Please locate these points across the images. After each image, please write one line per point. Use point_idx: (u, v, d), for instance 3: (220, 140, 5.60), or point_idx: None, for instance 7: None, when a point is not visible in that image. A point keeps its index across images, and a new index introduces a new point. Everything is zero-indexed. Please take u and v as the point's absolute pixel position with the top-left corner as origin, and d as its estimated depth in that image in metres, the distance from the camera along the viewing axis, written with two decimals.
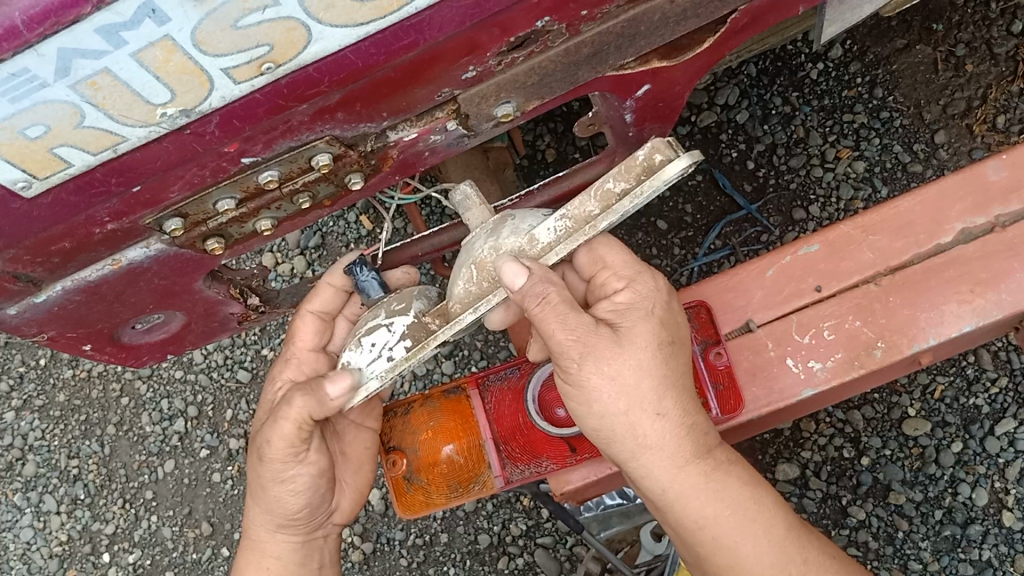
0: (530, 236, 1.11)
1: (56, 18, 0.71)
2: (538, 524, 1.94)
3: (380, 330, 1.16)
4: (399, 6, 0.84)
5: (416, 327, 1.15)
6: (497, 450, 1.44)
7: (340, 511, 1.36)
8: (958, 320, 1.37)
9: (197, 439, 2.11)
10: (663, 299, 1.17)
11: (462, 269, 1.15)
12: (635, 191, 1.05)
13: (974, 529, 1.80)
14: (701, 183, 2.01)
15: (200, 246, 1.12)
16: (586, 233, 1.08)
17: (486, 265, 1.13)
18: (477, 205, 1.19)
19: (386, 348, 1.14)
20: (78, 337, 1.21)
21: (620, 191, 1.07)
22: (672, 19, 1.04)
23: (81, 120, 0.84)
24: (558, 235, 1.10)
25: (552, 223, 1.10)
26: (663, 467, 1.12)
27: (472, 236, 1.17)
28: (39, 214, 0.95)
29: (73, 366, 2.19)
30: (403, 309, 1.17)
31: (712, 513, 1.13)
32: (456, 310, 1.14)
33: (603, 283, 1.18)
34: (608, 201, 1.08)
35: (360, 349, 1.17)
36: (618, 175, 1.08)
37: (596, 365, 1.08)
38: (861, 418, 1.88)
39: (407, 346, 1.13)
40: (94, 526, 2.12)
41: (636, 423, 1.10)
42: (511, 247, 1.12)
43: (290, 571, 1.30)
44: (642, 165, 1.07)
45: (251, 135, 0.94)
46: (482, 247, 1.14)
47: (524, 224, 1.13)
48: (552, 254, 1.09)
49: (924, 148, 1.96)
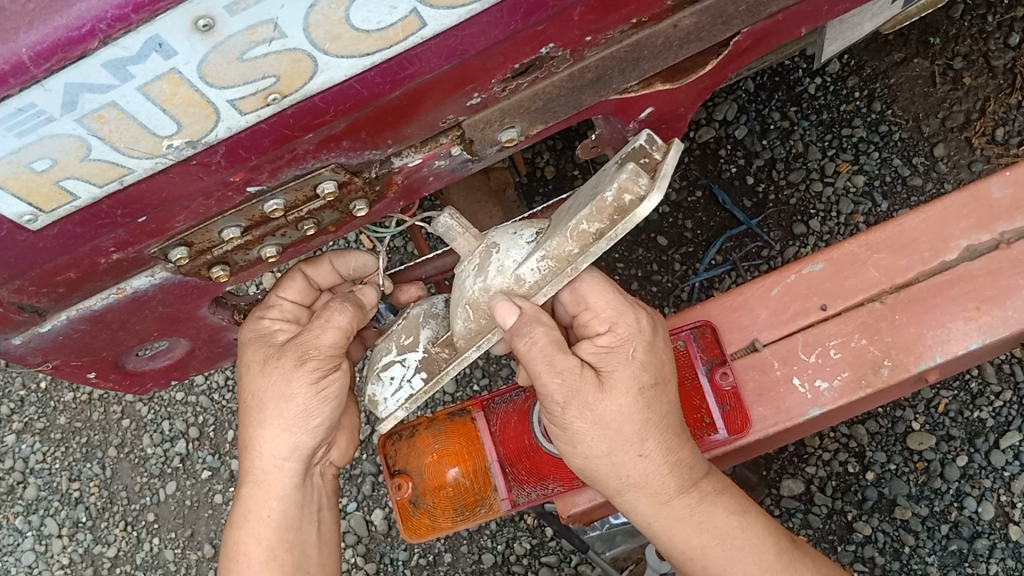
0: (515, 276, 1.11)
1: (62, 54, 0.71)
2: (543, 543, 1.93)
3: (396, 365, 1.22)
4: (405, 35, 0.84)
5: (427, 360, 1.22)
6: (502, 473, 1.44)
7: (337, 448, 1.39)
8: (965, 338, 1.36)
9: (199, 461, 2.10)
10: (646, 340, 1.15)
11: (459, 309, 1.16)
12: (609, 234, 1.05)
13: (980, 543, 1.80)
14: (701, 199, 2.01)
15: (205, 273, 1.11)
16: (571, 274, 1.09)
17: (479, 304, 1.14)
18: (461, 236, 1.19)
19: (405, 381, 1.21)
20: (82, 365, 1.21)
21: (595, 232, 1.06)
22: (676, 42, 1.04)
23: (88, 152, 0.84)
24: (542, 275, 1.10)
25: (534, 263, 1.10)
26: (645, 504, 1.16)
27: (460, 269, 1.18)
28: (45, 246, 0.95)
29: (74, 389, 2.19)
30: (412, 344, 1.23)
31: (698, 544, 1.16)
32: (462, 346, 1.18)
33: (586, 324, 1.17)
34: (585, 241, 1.07)
35: (381, 383, 1.23)
36: (589, 215, 1.05)
37: (581, 411, 1.10)
38: (865, 433, 1.88)
39: (424, 377, 1.21)
40: (95, 550, 2.11)
41: (619, 464, 1.13)
42: (500, 287, 1.13)
43: (292, 515, 1.27)
44: (612, 205, 1.04)
45: (257, 164, 0.94)
46: (473, 287, 1.14)
47: (509, 258, 1.13)
48: (540, 295, 1.11)
49: (923, 162, 1.97)
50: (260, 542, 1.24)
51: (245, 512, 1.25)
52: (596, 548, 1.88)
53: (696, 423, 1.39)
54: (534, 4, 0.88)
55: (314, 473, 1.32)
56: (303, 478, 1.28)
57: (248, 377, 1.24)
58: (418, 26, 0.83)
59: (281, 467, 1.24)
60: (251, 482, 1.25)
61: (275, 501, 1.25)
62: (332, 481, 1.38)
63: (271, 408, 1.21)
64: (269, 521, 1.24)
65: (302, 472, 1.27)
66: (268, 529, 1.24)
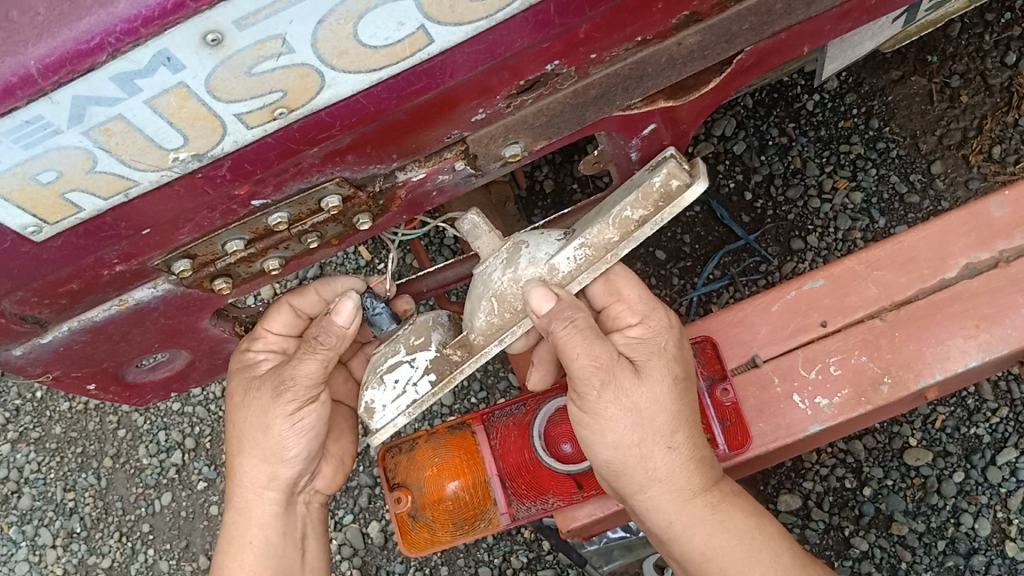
0: (549, 266, 1.13)
1: (71, 67, 0.71)
2: (540, 557, 1.93)
3: (402, 366, 1.18)
4: (412, 51, 0.84)
5: (439, 361, 1.17)
6: (502, 487, 1.44)
7: (322, 477, 1.39)
8: (964, 355, 1.37)
9: (195, 471, 2.10)
10: (675, 335, 1.21)
11: (482, 302, 1.15)
12: (654, 219, 1.09)
13: (977, 559, 1.80)
14: (699, 214, 2.02)
15: (208, 286, 1.11)
16: (609, 261, 1.11)
17: (507, 297, 1.14)
18: (486, 233, 1.20)
19: (410, 384, 1.16)
20: (83, 376, 1.21)
21: (639, 218, 1.10)
22: (679, 60, 1.05)
23: (94, 165, 0.84)
24: (578, 264, 1.13)
25: (571, 252, 1.12)
26: (669, 501, 1.16)
27: (486, 264, 1.18)
28: (48, 257, 0.95)
29: (70, 398, 2.18)
30: (424, 343, 1.19)
31: (718, 543, 1.16)
32: (479, 343, 1.16)
33: (615, 316, 1.21)
34: (627, 229, 1.10)
35: (384, 387, 1.17)
36: (634, 202, 1.10)
37: (615, 396, 1.11)
38: (862, 448, 1.88)
39: (434, 380, 1.16)
40: (90, 560, 2.10)
41: (649, 456, 1.13)
42: (531, 277, 1.13)
43: (274, 542, 1.28)
44: (659, 191, 1.10)
45: (262, 178, 0.95)
46: (502, 279, 1.14)
47: (541, 250, 1.14)
48: (575, 283, 1.13)
49: (921, 179, 1.98)
50: (244, 568, 1.26)
51: (228, 539, 1.28)
52: (594, 562, 1.87)
53: None
54: (542, 21, 0.88)
55: (297, 501, 1.34)
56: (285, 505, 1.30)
57: (232, 408, 1.28)
58: (425, 42, 0.84)
59: (261, 495, 1.27)
60: (234, 509, 1.29)
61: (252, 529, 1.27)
62: (318, 509, 1.40)
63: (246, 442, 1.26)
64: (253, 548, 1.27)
65: (284, 500, 1.30)
66: (250, 554, 1.27)
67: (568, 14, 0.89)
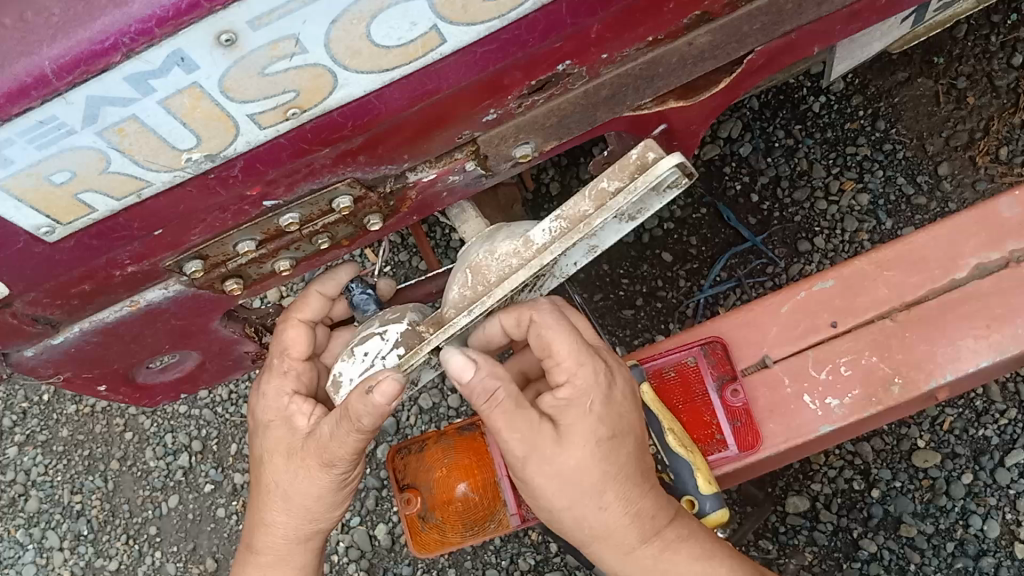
0: (525, 237, 1.08)
1: (85, 67, 0.72)
2: (547, 559, 1.92)
3: (373, 339, 1.14)
4: (424, 51, 0.85)
5: (410, 335, 1.13)
6: (511, 488, 1.41)
7: None
8: (974, 355, 1.37)
9: (201, 474, 2.10)
10: None
11: (457, 275, 1.12)
12: (627, 188, 1.03)
13: (986, 560, 1.80)
14: (706, 216, 2.02)
15: (218, 287, 1.11)
16: (581, 231, 1.04)
17: (481, 270, 1.10)
18: (472, 219, 1.22)
19: (379, 357, 1.13)
20: (93, 377, 1.21)
21: (614, 189, 1.04)
22: (690, 60, 1.05)
23: (107, 165, 0.84)
24: (552, 236, 1.06)
25: (546, 224, 1.07)
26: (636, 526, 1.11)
27: (469, 246, 1.17)
28: (61, 258, 0.95)
29: (77, 402, 2.19)
30: (397, 318, 1.16)
31: None
32: (450, 315, 1.10)
33: None
34: (602, 200, 1.04)
35: (352, 359, 1.14)
36: (612, 174, 1.05)
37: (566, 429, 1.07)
38: (870, 450, 1.88)
39: (400, 353, 1.12)
40: (97, 563, 2.10)
41: (613, 481, 1.08)
42: (506, 250, 1.09)
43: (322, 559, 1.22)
44: (636, 164, 1.04)
45: (274, 178, 0.95)
46: (479, 252, 1.12)
47: (519, 230, 1.12)
48: (546, 254, 1.05)
49: (928, 180, 1.97)
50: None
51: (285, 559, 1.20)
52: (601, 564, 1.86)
53: (707, 439, 1.38)
54: (553, 22, 0.89)
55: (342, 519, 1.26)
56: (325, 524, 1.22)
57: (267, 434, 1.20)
58: (438, 42, 0.84)
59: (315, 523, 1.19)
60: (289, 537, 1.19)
61: (264, 556, 1.20)
62: None
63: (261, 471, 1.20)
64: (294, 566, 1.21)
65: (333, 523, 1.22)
66: None
67: (581, 14, 0.89)
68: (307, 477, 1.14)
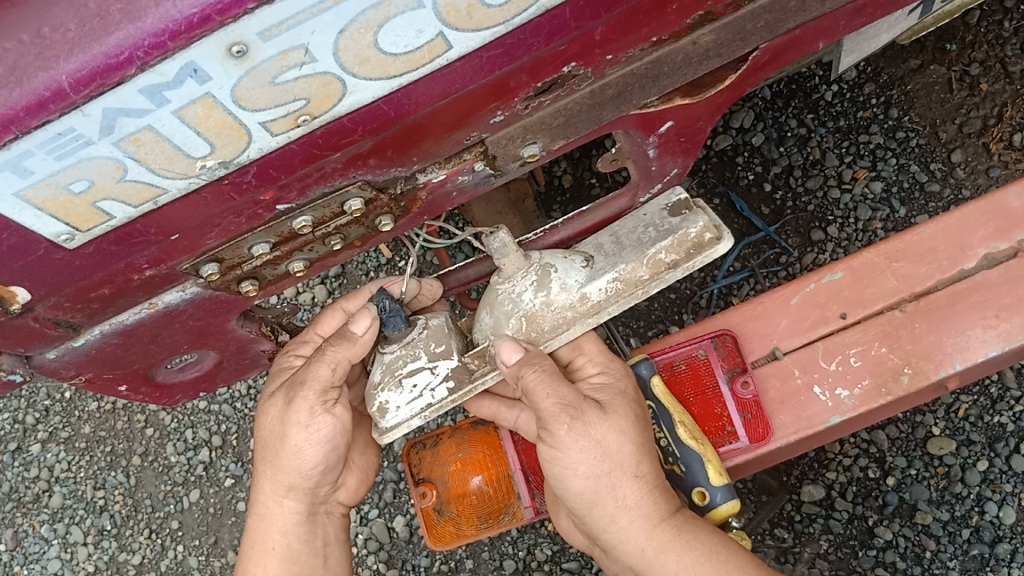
0: (580, 294, 1.20)
1: (101, 80, 0.74)
2: (564, 550, 1.94)
3: (422, 372, 1.23)
4: (432, 56, 0.86)
5: (459, 370, 1.24)
6: (525, 481, 1.45)
7: (348, 487, 1.44)
8: (984, 345, 1.38)
9: (221, 469, 2.13)
10: None
11: (510, 321, 1.23)
12: (685, 264, 1.19)
13: (1002, 547, 1.79)
14: (719, 206, 2.03)
15: (235, 288, 1.14)
16: (638, 296, 1.20)
17: (536, 319, 1.22)
18: (514, 252, 1.21)
19: (428, 389, 1.23)
20: (114, 378, 1.24)
21: (670, 262, 1.19)
22: (695, 58, 1.06)
23: (124, 174, 0.86)
24: (607, 295, 1.20)
25: (602, 283, 1.20)
26: (635, 529, 1.18)
27: (510, 283, 1.23)
28: (80, 264, 0.97)
29: (99, 399, 2.23)
30: (445, 352, 1.24)
31: (689, 563, 1.17)
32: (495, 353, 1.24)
33: (579, 367, 1.30)
34: (658, 269, 1.19)
35: (401, 390, 1.23)
36: (669, 246, 1.20)
37: (583, 429, 1.15)
38: (885, 438, 1.88)
39: (451, 387, 1.23)
40: (120, 557, 2.14)
41: None
42: (562, 304, 1.21)
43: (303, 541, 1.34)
44: (692, 239, 1.20)
45: (286, 183, 0.97)
46: (533, 302, 1.22)
47: (569, 277, 1.21)
48: (604, 313, 1.21)
49: (941, 168, 1.97)
50: (266, 572, 1.32)
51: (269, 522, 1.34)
52: None
53: (717, 431, 1.39)
54: (557, 25, 0.90)
55: (320, 510, 1.40)
56: (307, 516, 1.36)
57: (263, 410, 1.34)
58: (444, 49, 0.86)
59: (282, 503, 1.33)
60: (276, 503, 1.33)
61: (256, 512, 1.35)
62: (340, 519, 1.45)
63: (270, 472, 1.32)
64: (274, 555, 1.33)
65: (306, 509, 1.36)
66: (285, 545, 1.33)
67: (585, 17, 0.90)
68: (295, 453, 1.28)
